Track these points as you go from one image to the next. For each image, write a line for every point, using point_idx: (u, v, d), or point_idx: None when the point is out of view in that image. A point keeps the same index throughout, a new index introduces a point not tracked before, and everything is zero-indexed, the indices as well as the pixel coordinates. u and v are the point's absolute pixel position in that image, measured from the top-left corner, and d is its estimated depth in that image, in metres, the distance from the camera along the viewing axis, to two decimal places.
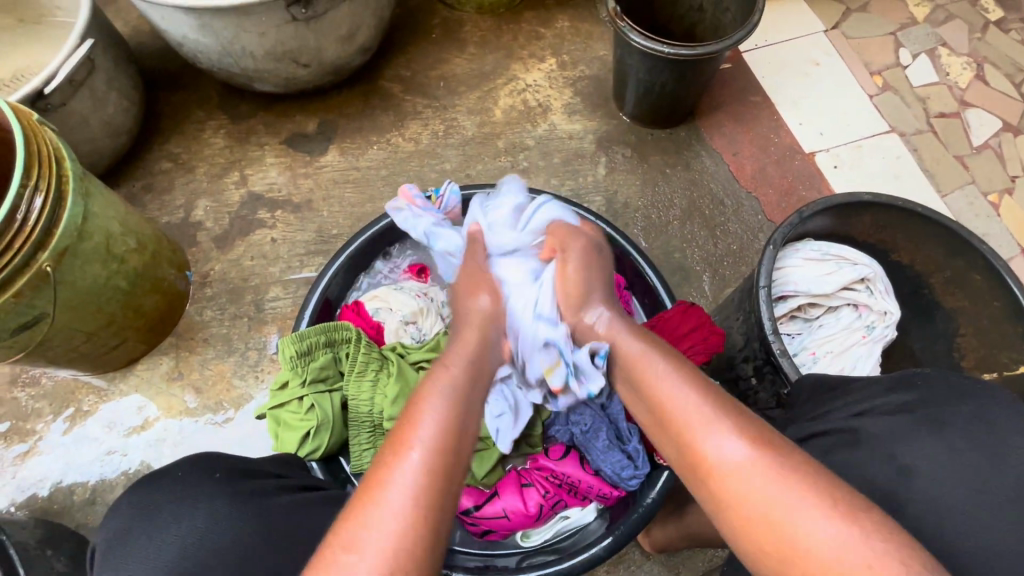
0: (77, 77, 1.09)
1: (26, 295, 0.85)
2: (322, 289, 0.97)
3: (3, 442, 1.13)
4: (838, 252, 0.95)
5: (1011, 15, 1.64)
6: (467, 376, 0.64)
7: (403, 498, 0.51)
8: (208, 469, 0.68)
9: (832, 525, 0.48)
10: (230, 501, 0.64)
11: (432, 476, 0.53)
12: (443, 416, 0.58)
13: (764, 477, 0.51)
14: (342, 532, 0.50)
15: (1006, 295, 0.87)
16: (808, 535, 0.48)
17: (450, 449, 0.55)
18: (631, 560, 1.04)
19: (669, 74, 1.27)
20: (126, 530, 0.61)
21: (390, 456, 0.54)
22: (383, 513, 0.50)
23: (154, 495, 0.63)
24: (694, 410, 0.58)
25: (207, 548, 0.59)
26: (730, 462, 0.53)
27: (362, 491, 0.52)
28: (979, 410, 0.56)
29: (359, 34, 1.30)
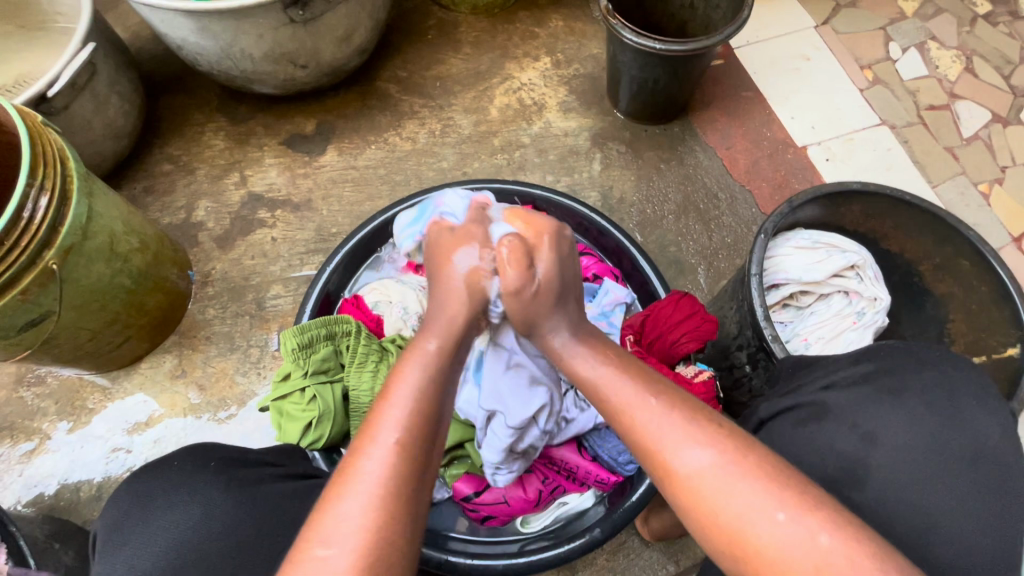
0: (79, 81, 1.10)
1: (34, 293, 0.87)
2: (322, 284, 0.99)
3: (10, 441, 1.14)
4: (828, 240, 0.97)
5: (998, 9, 1.66)
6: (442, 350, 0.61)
7: (373, 486, 0.50)
8: (204, 458, 0.70)
9: (734, 474, 0.49)
10: (223, 491, 0.66)
11: (406, 453, 0.52)
12: (422, 382, 0.58)
13: (747, 496, 0.48)
14: (314, 529, 0.48)
15: (993, 280, 0.89)
16: (742, 514, 0.48)
17: (412, 457, 0.52)
18: (630, 548, 1.05)
19: (661, 69, 1.29)
20: (124, 517, 0.63)
21: (357, 444, 0.53)
22: (347, 504, 0.49)
23: (152, 484, 0.65)
24: (663, 427, 0.53)
25: (199, 539, 0.62)
26: (768, 519, 0.47)
27: (336, 481, 0.51)
28: (939, 377, 0.59)
29: (357, 35, 1.32)
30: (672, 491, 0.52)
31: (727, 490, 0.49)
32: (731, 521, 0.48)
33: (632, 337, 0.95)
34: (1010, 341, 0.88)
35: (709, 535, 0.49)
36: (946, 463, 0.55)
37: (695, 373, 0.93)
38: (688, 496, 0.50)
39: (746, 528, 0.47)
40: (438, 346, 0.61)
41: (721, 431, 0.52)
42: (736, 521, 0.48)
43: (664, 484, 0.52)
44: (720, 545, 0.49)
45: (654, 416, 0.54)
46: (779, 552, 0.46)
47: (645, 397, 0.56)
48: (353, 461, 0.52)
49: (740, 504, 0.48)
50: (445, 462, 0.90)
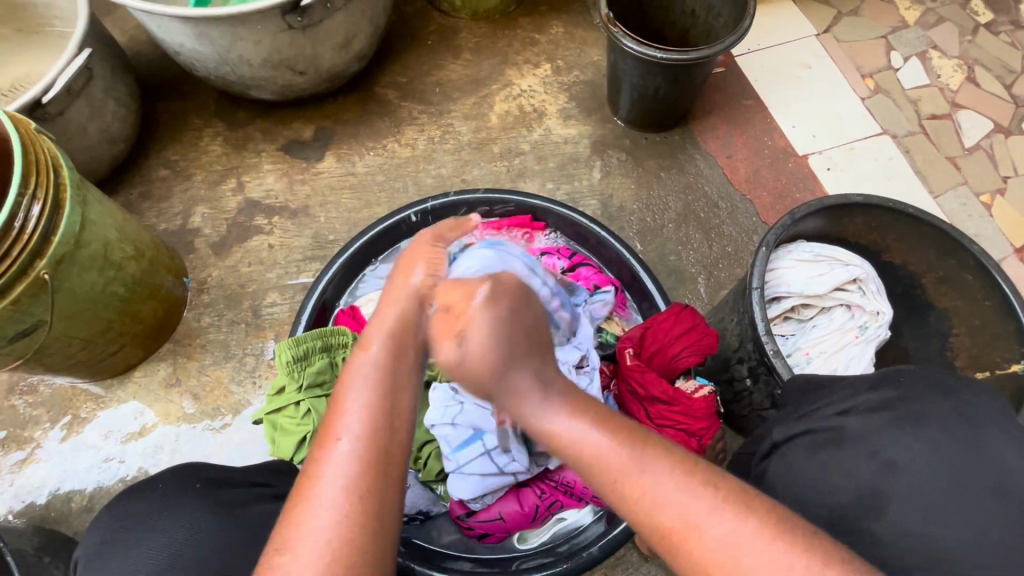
0: (75, 87, 1.09)
1: (25, 302, 0.85)
2: (318, 293, 0.98)
3: (1, 450, 1.13)
4: (830, 252, 0.96)
5: (1000, 18, 1.66)
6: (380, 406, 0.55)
7: (334, 497, 0.49)
8: (190, 478, 0.69)
9: (747, 533, 0.46)
10: (210, 512, 0.65)
11: (365, 461, 0.51)
12: (366, 414, 0.53)
13: (711, 523, 0.47)
14: None
15: (997, 294, 0.88)
16: (718, 549, 0.46)
17: (353, 545, 0.47)
18: (629, 563, 1.04)
19: (662, 78, 1.28)
20: (107, 540, 0.63)
21: (318, 451, 0.52)
22: (312, 522, 0.48)
23: (136, 507, 0.65)
24: (610, 449, 0.52)
25: (186, 559, 0.61)
26: (746, 555, 0.45)
27: (296, 493, 0.50)
28: (960, 405, 0.58)
29: (356, 41, 1.31)
30: (656, 530, 0.49)
31: (693, 522, 0.48)
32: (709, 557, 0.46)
33: (631, 349, 0.93)
34: (1014, 357, 0.87)
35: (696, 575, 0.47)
36: (969, 495, 0.53)
37: (694, 389, 0.91)
38: (704, 568, 0.47)
39: (733, 567, 0.46)
40: (382, 350, 0.57)
41: (710, 481, 0.49)
42: (723, 557, 0.46)
43: (643, 523, 0.50)
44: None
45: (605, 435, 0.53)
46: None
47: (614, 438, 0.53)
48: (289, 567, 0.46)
49: (725, 537, 0.46)
50: (440, 477, 0.89)
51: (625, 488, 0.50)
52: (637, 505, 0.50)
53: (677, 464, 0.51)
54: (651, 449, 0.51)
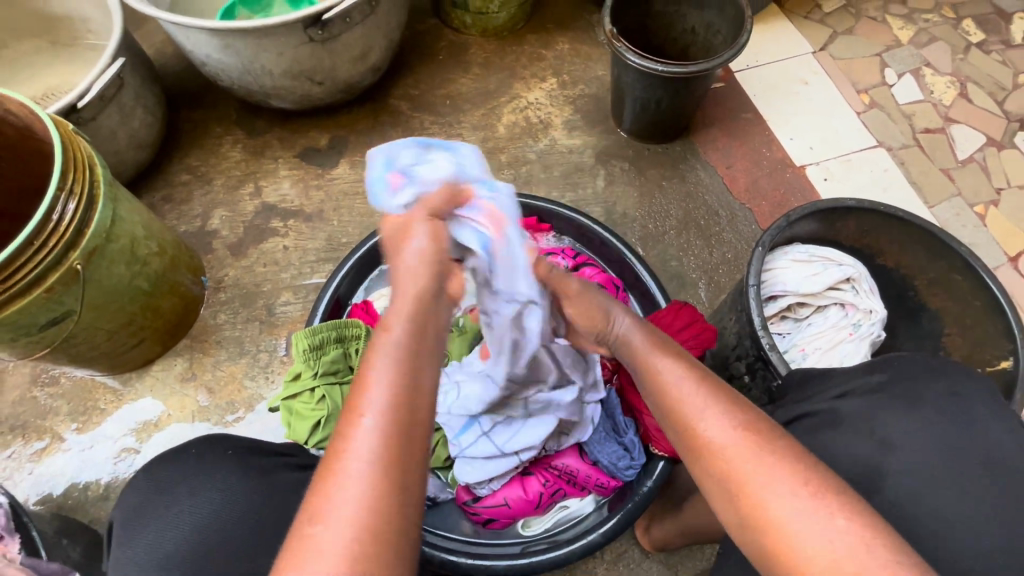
0: (108, 94, 1.16)
1: (58, 291, 0.90)
2: (333, 289, 1.02)
3: (22, 440, 1.16)
4: (823, 253, 0.99)
5: (992, 38, 1.72)
6: (417, 318, 0.56)
7: (363, 471, 0.47)
8: (221, 446, 0.72)
9: (750, 449, 0.54)
10: (244, 476, 0.69)
11: (392, 423, 0.49)
12: (397, 362, 0.53)
13: (748, 468, 0.53)
14: (312, 509, 0.46)
15: (986, 295, 0.91)
16: (754, 488, 0.52)
17: (400, 433, 0.49)
18: (631, 558, 1.06)
19: (663, 90, 1.34)
20: (145, 502, 0.66)
21: (343, 424, 0.50)
22: (343, 485, 0.47)
23: (173, 471, 0.68)
24: (689, 401, 0.59)
25: (223, 519, 0.65)
26: (777, 501, 0.51)
27: (330, 450, 0.49)
28: (952, 385, 0.61)
29: (372, 54, 1.38)
30: (704, 468, 0.56)
31: (736, 464, 0.53)
32: (743, 491, 0.53)
33: None
34: (1004, 355, 0.90)
35: (727, 507, 0.54)
36: (964, 469, 0.57)
37: None
38: (715, 467, 0.55)
39: (762, 507, 0.51)
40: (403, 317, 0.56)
41: (743, 412, 0.57)
42: (753, 497, 0.52)
43: (697, 460, 0.57)
44: (736, 516, 0.53)
45: (687, 390, 0.60)
46: (788, 527, 0.50)
47: (691, 390, 0.60)
48: (342, 443, 0.49)
49: (757, 480, 0.52)
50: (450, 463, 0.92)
51: (688, 431, 0.58)
52: (693, 447, 0.57)
53: (739, 420, 0.56)
54: (701, 377, 0.61)
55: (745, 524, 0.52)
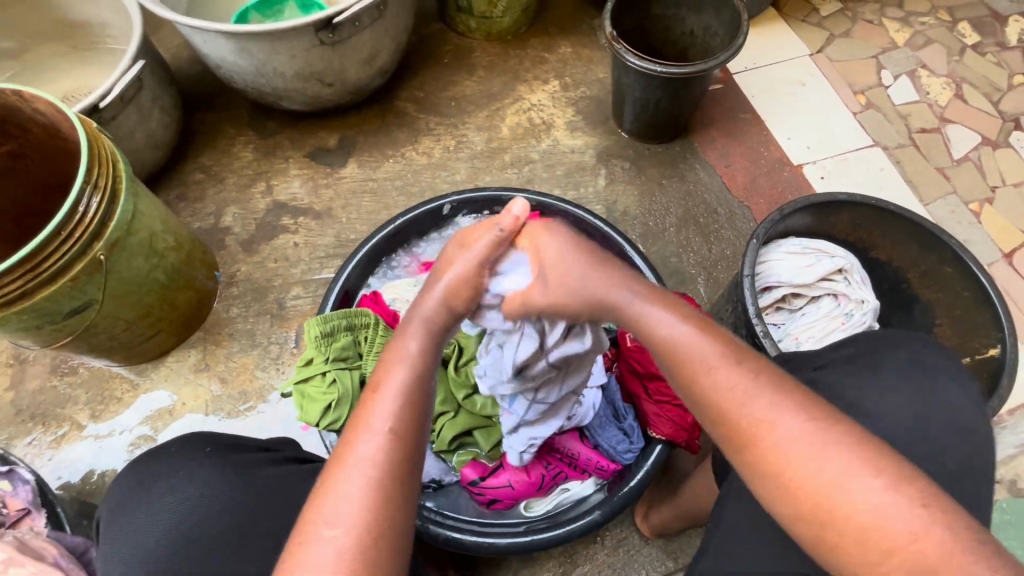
0: (127, 95, 1.21)
1: (82, 280, 0.94)
2: (342, 281, 1.06)
3: (42, 427, 1.20)
4: (816, 246, 1.03)
5: (987, 40, 1.75)
6: (426, 346, 0.66)
7: (369, 471, 0.55)
8: (201, 443, 0.76)
9: (818, 437, 0.52)
10: (219, 472, 0.72)
11: (399, 439, 0.58)
12: (407, 381, 0.62)
13: (821, 457, 0.51)
14: (319, 506, 0.54)
15: (976, 285, 0.94)
16: (823, 476, 0.51)
17: (401, 444, 0.58)
18: (631, 544, 1.08)
19: (662, 91, 1.38)
20: (127, 498, 0.71)
21: (352, 432, 0.58)
22: (350, 483, 0.55)
23: (153, 470, 0.72)
24: (743, 390, 0.56)
25: (199, 515, 0.68)
26: (853, 490, 0.49)
27: (339, 453, 0.57)
28: (912, 354, 0.65)
29: (380, 57, 1.43)
30: (762, 458, 0.54)
31: (804, 454, 0.52)
32: (811, 481, 0.51)
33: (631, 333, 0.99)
34: (993, 344, 0.93)
35: (787, 498, 0.52)
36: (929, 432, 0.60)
37: None
38: (778, 459, 0.53)
39: (836, 495, 0.50)
40: (416, 346, 0.66)
41: (800, 395, 0.55)
42: (825, 487, 0.50)
43: (751, 449, 0.54)
44: (798, 507, 0.51)
45: (741, 377, 0.56)
46: (865, 513, 0.49)
47: (744, 377, 0.57)
48: (350, 447, 0.57)
49: (829, 468, 0.50)
50: (453, 448, 0.94)
51: (748, 423, 0.55)
52: (749, 437, 0.54)
53: (798, 407, 0.54)
54: (744, 360, 0.58)
55: (811, 517, 0.51)
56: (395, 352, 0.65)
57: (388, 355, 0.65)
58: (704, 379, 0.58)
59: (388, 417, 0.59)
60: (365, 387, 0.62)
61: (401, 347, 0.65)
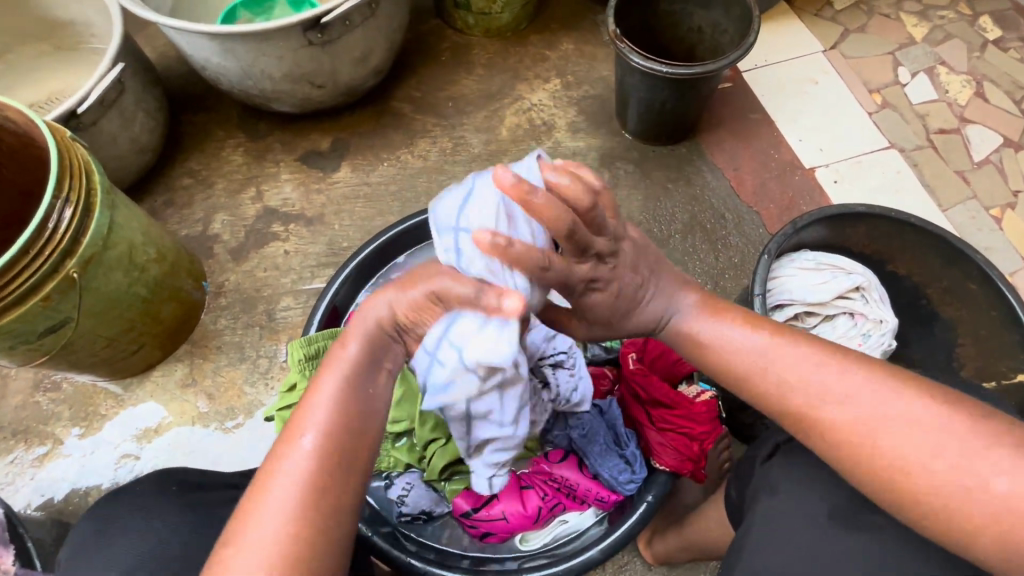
0: (108, 99, 1.16)
1: (54, 299, 0.90)
2: (330, 296, 1.01)
3: (24, 445, 1.17)
4: (832, 261, 0.97)
5: (1009, 35, 1.67)
6: (366, 351, 0.58)
7: (286, 496, 0.52)
8: (164, 483, 0.72)
9: (910, 419, 0.53)
10: (180, 514, 0.68)
11: (322, 465, 0.53)
12: (339, 394, 0.56)
13: (925, 438, 0.53)
14: (235, 525, 0.52)
15: (1003, 304, 0.88)
16: (935, 461, 0.52)
17: (325, 470, 0.53)
18: (634, 571, 1.03)
19: (668, 92, 1.32)
20: (84, 542, 0.66)
21: (281, 446, 0.55)
22: (268, 506, 0.51)
23: (111, 512, 0.68)
24: (822, 390, 0.57)
25: (156, 559, 0.64)
26: (969, 467, 0.50)
27: (264, 468, 0.54)
28: None
29: (373, 56, 1.36)
30: (867, 461, 0.54)
31: (909, 444, 0.53)
32: (922, 470, 0.52)
33: (634, 354, 0.94)
34: (1020, 367, 0.88)
35: (908, 492, 0.52)
36: None
37: (697, 393, 0.92)
38: (881, 456, 0.54)
39: (953, 477, 0.51)
40: (358, 351, 0.57)
41: (874, 375, 0.57)
42: (941, 472, 0.51)
43: (847, 452, 0.55)
44: (919, 503, 0.52)
45: (815, 376, 0.58)
46: (985, 489, 0.50)
47: (819, 376, 0.58)
48: (274, 465, 0.54)
49: (936, 448, 0.52)
50: (444, 476, 0.88)
51: (840, 421, 0.56)
52: (845, 438, 0.55)
53: (883, 390, 0.56)
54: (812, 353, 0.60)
55: (939, 509, 0.51)
56: (334, 356, 0.57)
57: (327, 358, 0.58)
58: (780, 388, 0.59)
59: (314, 437, 0.54)
60: (300, 395, 0.57)
61: (340, 351, 0.57)
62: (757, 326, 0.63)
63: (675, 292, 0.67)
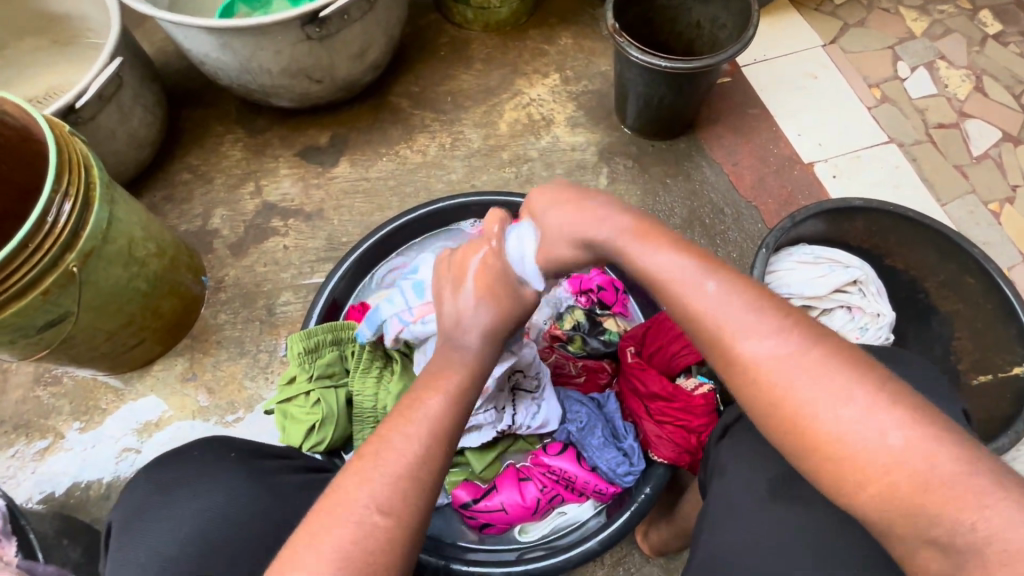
0: (106, 93, 1.15)
1: (54, 293, 0.90)
2: (329, 291, 1.01)
3: (25, 439, 1.17)
4: (830, 255, 0.97)
5: (1009, 29, 1.66)
6: (490, 346, 0.66)
7: (415, 458, 0.54)
8: (224, 449, 0.72)
9: (807, 357, 0.50)
10: (244, 479, 0.68)
11: (448, 435, 0.57)
12: (466, 378, 0.61)
13: (822, 377, 0.49)
14: (358, 483, 0.52)
15: (999, 297, 0.89)
16: (829, 401, 0.48)
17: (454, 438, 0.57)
18: (631, 563, 1.04)
19: (667, 86, 1.31)
20: (140, 507, 0.65)
21: (406, 412, 0.57)
22: (397, 465, 0.53)
23: (170, 474, 0.68)
24: (731, 310, 0.54)
25: (219, 525, 0.63)
26: (858, 417, 0.47)
27: (384, 434, 0.56)
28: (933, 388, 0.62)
29: (371, 51, 1.36)
30: (761, 386, 0.51)
31: (805, 383, 0.49)
32: (815, 408, 0.48)
33: (633, 347, 0.96)
34: (1016, 360, 0.88)
35: (794, 426, 0.49)
36: None
37: (695, 386, 0.91)
38: (774, 386, 0.50)
39: (844, 420, 0.47)
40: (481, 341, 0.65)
41: (789, 313, 0.53)
42: (832, 415, 0.47)
43: (746, 375, 0.52)
44: (806, 441, 0.48)
45: (727, 294, 0.54)
46: (875, 443, 0.46)
47: (732, 298, 0.54)
48: (399, 429, 0.56)
49: (830, 387, 0.48)
50: None
51: (742, 344, 0.52)
52: (740, 358, 0.52)
53: (792, 328, 0.52)
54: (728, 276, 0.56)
55: (829, 455, 0.47)
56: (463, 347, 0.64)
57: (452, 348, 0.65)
58: (690, 301, 0.56)
59: (446, 407, 0.58)
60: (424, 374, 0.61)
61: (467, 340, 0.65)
62: (690, 255, 0.59)
63: (603, 220, 0.65)
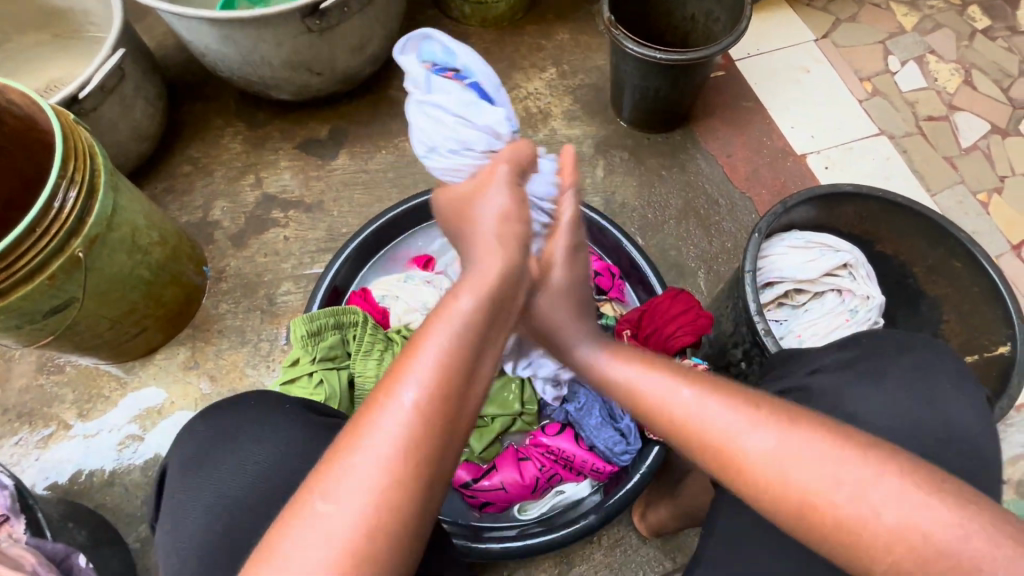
0: (108, 84, 1.17)
1: (60, 279, 0.91)
2: (330, 277, 1.02)
3: (28, 427, 1.18)
4: (821, 239, 1.00)
5: (997, 24, 1.69)
6: (485, 305, 0.55)
7: (385, 449, 0.47)
8: (276, 400, 0.71)
9: (793, 445, 0.52)
10: (303, 429, 0.68)
11: (428, 419, 0.49)
12: (447, 351, 0.51)
13: (815, 462, 0.50)
14: (322, 475, 0.47)
15: (985, 280, 0.91)
16: (826, 484, 0.50)
17: (434, 425, 0.49)
18: (628, 545, 1.06)
19: (663, 79, 1.33)
20: (201, 451, 0.66)
21: (383, 393, 0.49)
22: (364, 459, 0.47)
23: (228, 420, 0.68)
24: (708, 414, 0.55)
25: (277, 473, 0.64)
26: (856, 497, 0.49)
27: (357, 419, 0.49)
28: (917, 361, 0.63)
29: (370, 44, 1.38)
30: (748, 479, 0.53)
31: (801, 472, 0.51)
32: (813, 493, 0.50)
33: (629, 331, 0.99)
34: (1001, 341, 0.91)
35: (797, 514, 0.51)
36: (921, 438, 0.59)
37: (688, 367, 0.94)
38: (764, 480, 0.52)
39: (840, 502, 0.49)
40: (472, 304, 0.54)
41: (769, 406, 0.54)
42: (830, 496, 0.49)
43: (737, 472, 0.53)
44: (816, 526, 0.50)
45: (693, 396, 0.57)
46: (881, 518, 0.48)
47: (709, 404, 0.56)
48: (372, 413, 0.49)
49: (827, 473, 0.50)
50: None
51: (729, 443, 0.54)
52: (725, 455, 0.54)
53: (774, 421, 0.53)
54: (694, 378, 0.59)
55: (837, 536, 0.49)
56: (446, 307, 0.54)
57: (436, 310, 0.54)
58: (666, 412, 0.58)
59: (421, 390, 0.49)
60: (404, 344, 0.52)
61: (454, 301, 0.54)
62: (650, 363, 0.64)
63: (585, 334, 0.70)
